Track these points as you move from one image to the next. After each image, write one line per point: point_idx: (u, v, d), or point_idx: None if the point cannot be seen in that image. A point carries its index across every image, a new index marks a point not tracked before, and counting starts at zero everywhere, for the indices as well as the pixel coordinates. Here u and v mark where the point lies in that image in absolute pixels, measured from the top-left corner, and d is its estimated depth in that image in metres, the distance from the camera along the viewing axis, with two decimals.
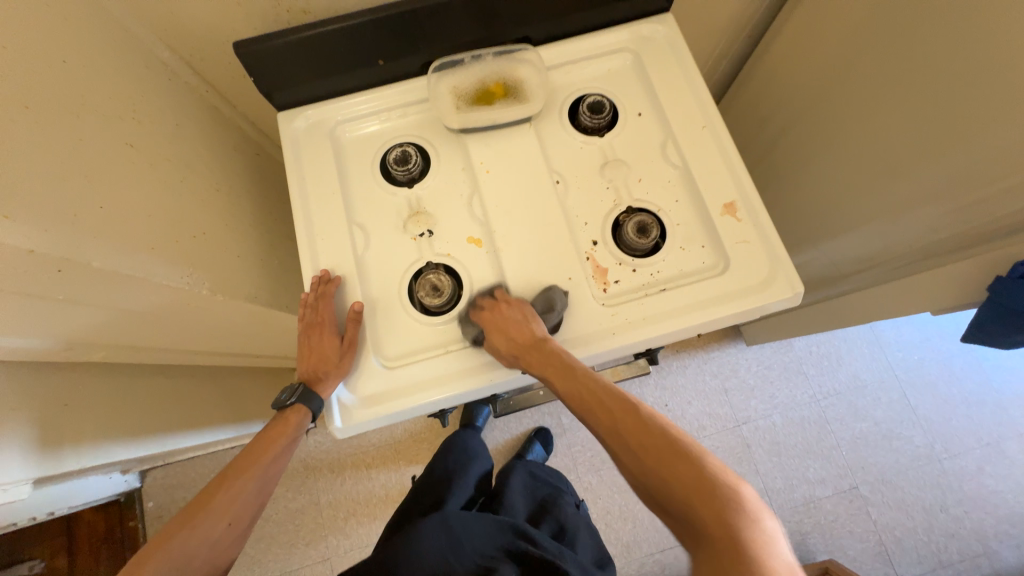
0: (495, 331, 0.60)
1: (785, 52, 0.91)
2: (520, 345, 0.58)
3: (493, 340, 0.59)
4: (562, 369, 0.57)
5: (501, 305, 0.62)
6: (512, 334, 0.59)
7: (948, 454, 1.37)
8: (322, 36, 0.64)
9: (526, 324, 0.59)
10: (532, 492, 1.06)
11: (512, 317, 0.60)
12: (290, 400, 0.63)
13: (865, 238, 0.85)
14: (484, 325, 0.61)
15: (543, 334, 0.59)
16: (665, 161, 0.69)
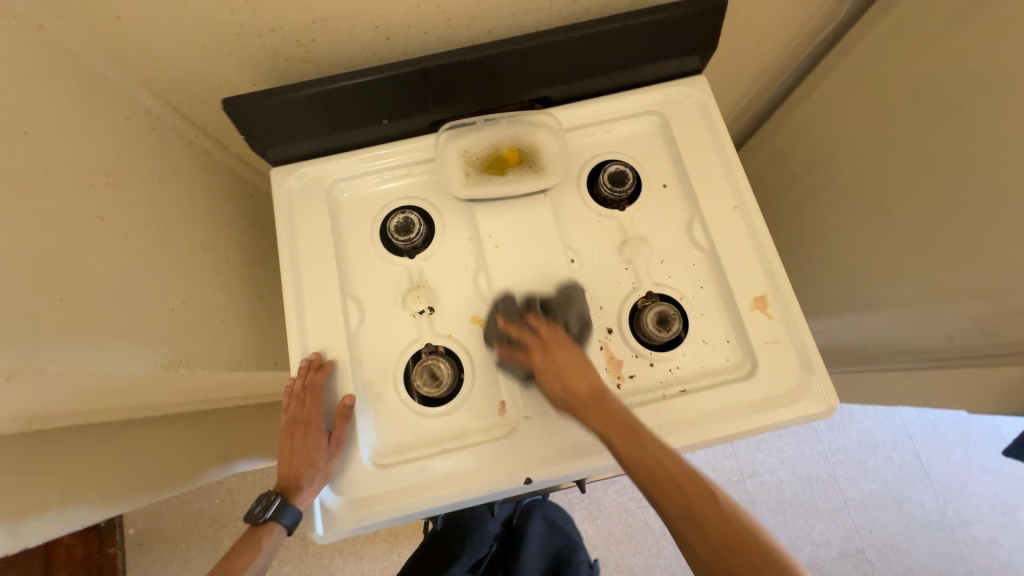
0: (551, 377, 0.55)
1: (821, 110, 0.85)
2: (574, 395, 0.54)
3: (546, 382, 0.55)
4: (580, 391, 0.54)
5: (542, 350, 0.56)
6: (561, 376, 0.55)
7: (960, 521, 1.32)
8: (326, 94, 0.60)
9: (566, 347, 0.56)
10: (547, 545, 0.98)
11: (552, 368, 0.55)
12: (265, 514, 0.56)
13: (897, 319, 0.79)
14: (535, 362, 0.56)
15: (600, 385, 0.54)
16: (690, 242, 0.63)
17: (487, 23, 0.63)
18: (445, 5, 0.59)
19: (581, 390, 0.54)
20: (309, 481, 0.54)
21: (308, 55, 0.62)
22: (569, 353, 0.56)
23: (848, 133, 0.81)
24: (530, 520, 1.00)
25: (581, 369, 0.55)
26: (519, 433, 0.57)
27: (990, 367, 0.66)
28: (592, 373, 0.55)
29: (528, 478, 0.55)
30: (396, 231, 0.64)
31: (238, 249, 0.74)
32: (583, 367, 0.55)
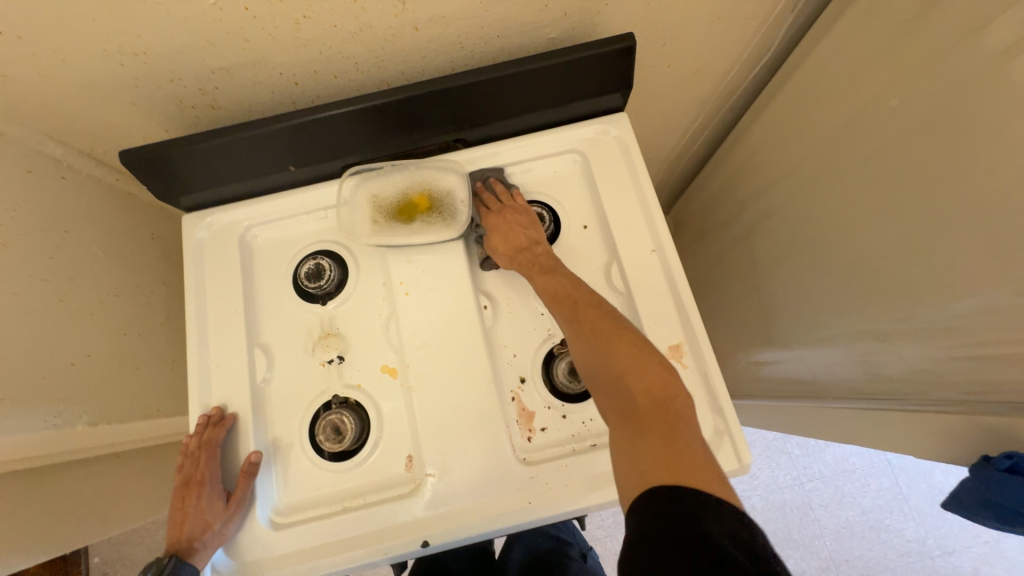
0: (498, 232, 0.60)
1: (765, 138, 0.83)
2: (516, 249, 0.59)
3: (493, 240, 0.60)
4: (547, 266, 0.58)
5: (506, 210, 0.62)
6: (512, 233, 0.60)
7: (941, 550, 1.27)
8: (229, 142, 0.59)
9: (528, 223, 0.61)
10: (534, 554, 0.86)
11: (511, 220, 0.61)
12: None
13: (843, 356, 0.76)
14: (489, 225, 0.61)
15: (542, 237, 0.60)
16: (609, 286, 0.61)
17: (397, 66, 0.62)
18: (348, 51, 0.58)
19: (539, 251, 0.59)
20: (199, 545, 0.53)
21: (215, 102, 0.60)
22: (532, 230, 0.60)
23: (790, 164, 0.78)
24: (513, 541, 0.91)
25: (552, 269, 0.58)
26: (421, 491, 0.55)
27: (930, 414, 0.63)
28: (536, 226, 0.61)
29: (425, 541, 0.53)
30: (308, 277, 0.63)
31: (162, 293, 0.73)
32: (546, 256, 0.59)
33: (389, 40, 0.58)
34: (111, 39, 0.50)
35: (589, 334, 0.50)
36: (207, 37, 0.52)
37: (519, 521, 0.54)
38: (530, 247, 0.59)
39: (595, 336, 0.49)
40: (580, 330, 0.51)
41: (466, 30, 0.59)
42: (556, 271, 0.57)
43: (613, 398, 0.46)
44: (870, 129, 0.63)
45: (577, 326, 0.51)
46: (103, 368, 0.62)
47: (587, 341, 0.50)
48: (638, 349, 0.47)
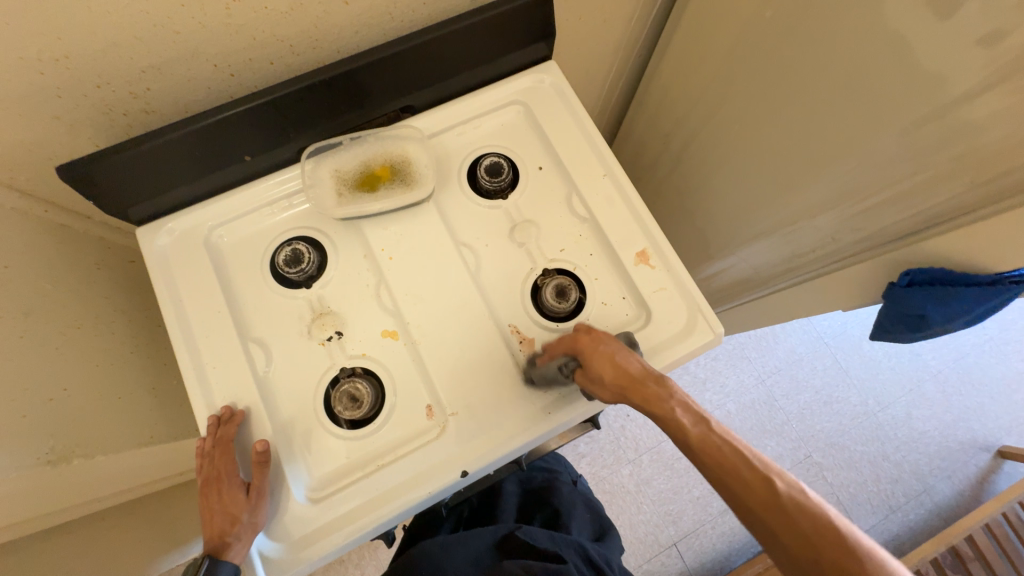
0: (601, 360, 0.54)
1: (673, 71, 0.93)
2: (621, 380, 0.52)
3: (592, 373, 0.54)
4: (691, 417, 0.49)
5: (594, 339, 0.56)
6: (621, 366, 0.53)
7: (881, 406, 1.49)
8: (173, 143, 0.58)
9: (630, 356, 0.54)
10: (528, 487, 0.92)
11: (605, 349, 0.55)
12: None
13: (770, 246, 0.89)
14: (587, 357, 0.55)
15: (650, 369, 0.53)
16: (573, 214, 0.68)
17: (332, 44, 0.63)
18: (281, 33, 0.58)
19: (656, 387, 0.51)
20: (234, 540, 0.53)
21: (148, 105, 0.59)
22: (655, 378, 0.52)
23: (698, 88, 0.88)
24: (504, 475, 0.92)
25: (674, 402, 0.50)
26: (447, 431, 0.58)
27: (847, 268, 0.76)
28: (636, 356, 0.54)
29: (465, 471, 0.57)
30: (286, 264, 0.63)
31: (126, 321, 0.69)
32: (672, 395, 0.51)
33: (321, 17, 0.59)
34: (28, 46, 0.47)
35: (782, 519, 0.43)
36: (134, 32, 0.51)
37: (543, 433, 0.59)
38: (653, 383, 0.51)
39: (772, 513, 0.43)
40: (768, 512, 0.44)
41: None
42: (693, 413, 0.49)
43: None
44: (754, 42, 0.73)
45: (764, 508, 0.44)
46: (82, 402, 0.58)
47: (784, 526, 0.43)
48: (851, 534, 0.41)
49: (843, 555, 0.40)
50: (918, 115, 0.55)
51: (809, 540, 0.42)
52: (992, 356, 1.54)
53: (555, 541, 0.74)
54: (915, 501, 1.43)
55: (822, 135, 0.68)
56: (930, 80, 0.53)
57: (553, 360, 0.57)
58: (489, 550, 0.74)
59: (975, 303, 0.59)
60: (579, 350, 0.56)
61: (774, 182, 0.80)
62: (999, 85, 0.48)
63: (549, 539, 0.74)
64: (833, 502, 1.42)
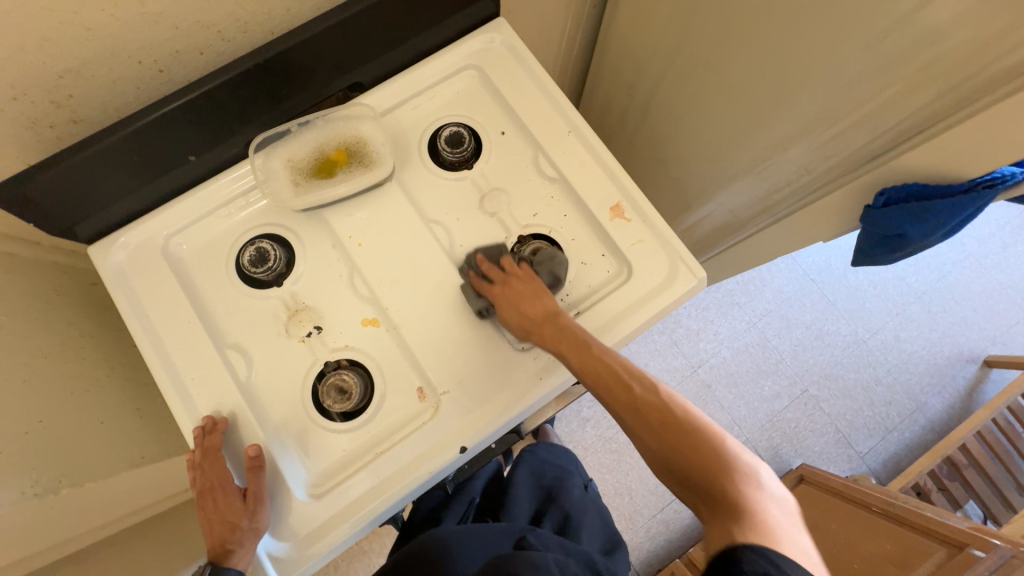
0: (507, 307, 0.57)
1: (631, 16, 0.89)
2: (531, 320, 0.56)
3: (505, 314, 0.57)
4: (596, 367, 0.52)
5: (512, 279, 0.59)
6: (526, 311, 0.57)
7: (870, 333, 1.53)
8: (108, 151, 0.54)
9: (539, 297, 0.58)
10: (540, 481, 0.95)
11: (518, 289, 0.58)
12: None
13: (746, 187, 0.88)
14: (498, 300, 0.58)
15: (555, 308, 0.57)
16: (542, 176, 0.66)
17: (264, 25, 0.59)
18: (205, 18, 0.54)
19: (556, 325, 0.56)
20: (243, 544, 0.53)
21: (75, 113, 0.55)
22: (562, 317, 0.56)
23: (657, 31, 0.85)
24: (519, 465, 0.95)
25: (579, 341, 0.54)
26: (441, 410, 0.58)
27: (823, 198, 0.75)
28: (550, 298, 0.58)
29: (464, 446, 0.56)
30: (252, 264, 0.60)
31: (97, 345, 0.67)
32: (570, 332, 0.55)
33: None
34: None
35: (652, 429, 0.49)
36: (41, 33, 0.47)
37: (537, 399, 0.59)
38: (554, 325, 0.56)
39: (659, 426, 0.49)
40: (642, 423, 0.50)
41: None
42: (585, 344, 0.54)
43: (689, 485, 0.47)
44: None
45: (666, 429, 0.49)
46: (62, 432, 0.56)
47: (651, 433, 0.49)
48: (711, 432, 0.48)
49: (708, 457, 0.47)
50: (881, 26, 0.53)
51: (683, 448, 0.47)
52: (972, 272, 1.57)
53: (567, 551, 0.76)
54: (910, 419, 1.49)
55: (786, 62, 0.65)
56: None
57: (474, 298, 0.60)
58: (502, 545, 0.76)
59: (949, 215, 0.59)
60: (494, 298, 0.58)
61: (743, 119, 0.78)
62: None
63: (559, 548, 0.76)
64: (832, 431, 1.47)
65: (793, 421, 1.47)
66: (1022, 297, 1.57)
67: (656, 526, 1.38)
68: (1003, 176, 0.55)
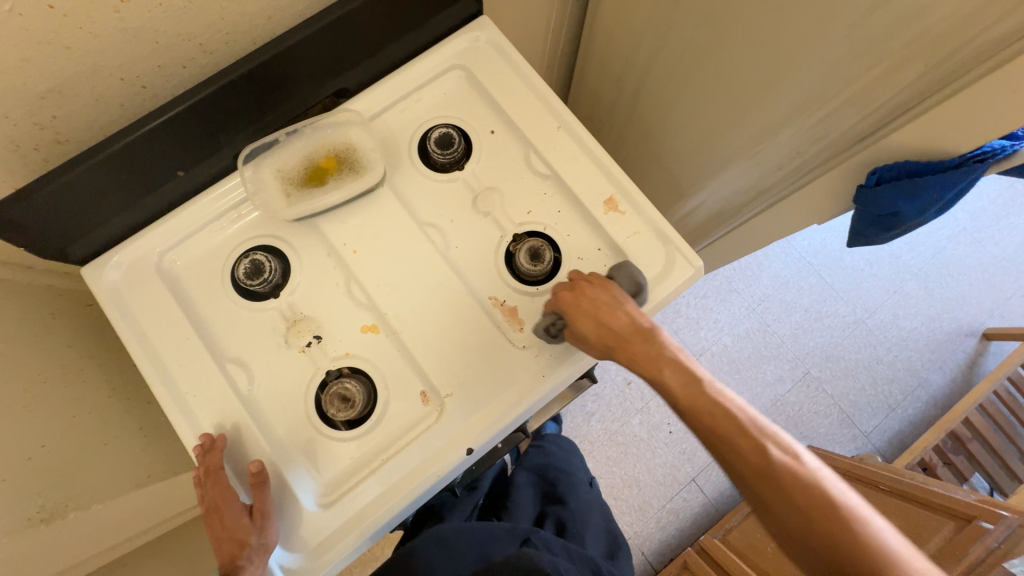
0: (585, 318, 0.55)
1: (615, 7, 0.89)
2: (615, 334, 0.55)
3: (582, 325, 0.55)
4: (685, 380, 0.52)
5: (584, 288, 0.57)
6: (606, 322, 0.55)
7: (869, 312, 1.53)
8: (96, 170, 0.54)
9: (618, 309, 0.56)
10: (544, 479, 0.96)
11: (598, 301, 0.56)
12: None
13: (739, 173, 0.87)
14: (575, 308, 0.56)
15: (646, 324, 0.56)
16: (534, 173, 0.65)
17: (246, 35, 0.59)
18: (186, 30, 0.54)
19: (644, 344, 0.54)
20: (250, 558, 0.53)
21: (60, 133, 0.54)
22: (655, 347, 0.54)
23: (642, 21, 0.85)
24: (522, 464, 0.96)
25: (669, 358, 0.53)
26: (446, 413, 0.58)
27: (815, 180, 0.75)
28: (633, 309, 0.57)
29: (470, 448, 0.56)
30: (247, 277, 0.60)
31: (96, 366, 0.67)
32: (659, 352, 0.54)
33: (225, 6, 0.54)
34: None
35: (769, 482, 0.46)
36: (21, 55, 0.46)
37: (541, 396, 0.59)
38: (640, 340, 0.54)
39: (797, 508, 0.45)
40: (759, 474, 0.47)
41: None
42: (693, 374, 0.52)
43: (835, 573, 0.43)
44: None
45: (794, 515, 0.45)
46: (66, 455, 0.56)
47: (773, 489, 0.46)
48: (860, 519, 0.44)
49: (838, 522, 0.44)
50: (866, 3, 0.53)
51: (805, 507, 0.45)
52: (966, 247, 1.58)
53: (568, 553, 0.76)
54: (913, 395, 1.49)
55: (773, 46, 0.65)
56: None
57: (546, 315, 0.58)
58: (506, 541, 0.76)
59: (941, 191, 0.59)
60: (560, 304, 0.56)
61: (732, 105, 0.78)
62: None
63: (561, 550, 0.76)
64: (836, 412, 1.48)
65: (797, 404, 1.47)
66: (1017, 269, 1.58)
67: (666, 516, 1.39)
68: (993, 150, 0.56)
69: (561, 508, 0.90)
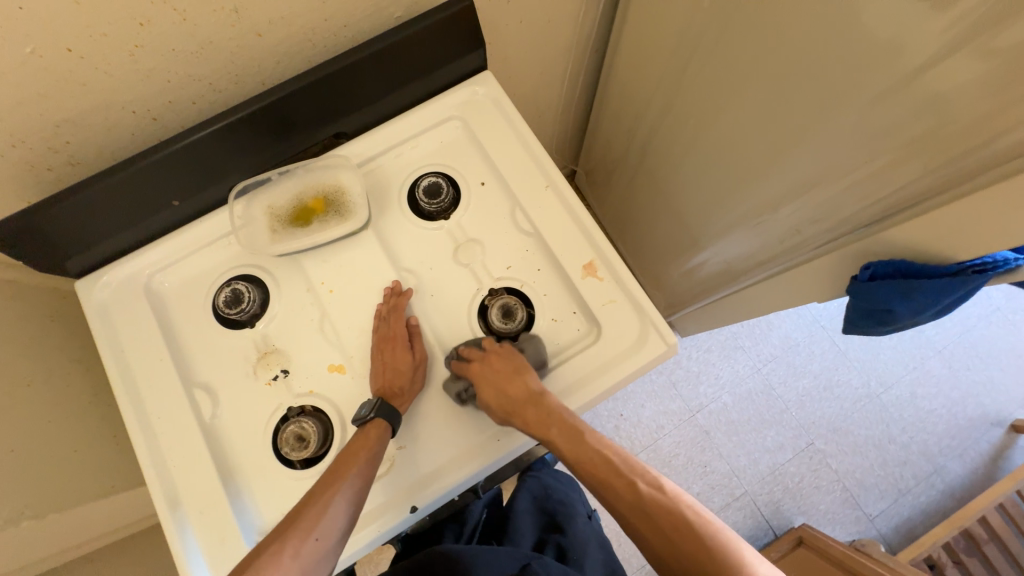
0: (487, 386, 0.55)
1: (630, 63, 0.90)
2: (511, 404, 0.55)
3: (483, 394, 0.55)
4: (573, 437, 0.54)
5: (491, 357, 0.58)
6: (507, 392, 0.55)
7: (884, 387, 1.44)
8: (94, 197, 0.56)
9: (518, 377, 0.57)
10: (541, 509, 0.91)
11: (492, 373, 0.56)
12: (294, 455, 0.58)
13: (741, 239, 0.85)
14: (478, 377, 0.57)
15: (539, 388, 0.56)
16: (517, 229, 0.66)
17: (254, 76, 0.62)
18: (196, 72, 0.57)
19: (535, 410, 0.55)
20: (405, 400, 0.57)
21: (72, 157, 0.58)
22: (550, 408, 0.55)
23: (654, 80, 0.85)
24: (519, 491, 0.93)
25: (561, 422, 0.54)
26: (395, 466, 0.57)
27: (815, 259, 0.72)
28: (532, 378, 0.57)
29: (414, 506, 0.56)
30: (227, 305, 0.62)
31: (84, 370, 0.70)
32: (552, 417, 0.55)
33: (235, 52, 0.57)
34: None
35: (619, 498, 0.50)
36: (38, 89, 0.50)
37: (493, 460, 0.57)
38: (536, 410, 0.55)
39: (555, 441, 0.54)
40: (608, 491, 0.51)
41: (310, 26, 0.59)
42: (581, 434, 0.54)
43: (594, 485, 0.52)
44: (700, 31, 0.69)
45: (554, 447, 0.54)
46: (33, 461, 0.58)
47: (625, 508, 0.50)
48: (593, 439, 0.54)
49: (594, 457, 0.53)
50: (873, 95, 0.51)
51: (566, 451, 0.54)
52: (998, 328, 1.48)
53: None
54: (926, 482, 1.39)
55: (780, 122, 0.64)
56: (886, 52, 0.48)
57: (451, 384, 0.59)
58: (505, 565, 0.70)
59: (937, 296, 0.55)
60: (472, 374, 0.57)
61: (736, 172, 0.76)
62: (955, 59, 0.43)
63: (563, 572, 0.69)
64: (839, 489, 1.39)
65: (796, 475, 1.39)
66: None
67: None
68: (995, 261, 0.51)
69: (562, 537, 0.85)
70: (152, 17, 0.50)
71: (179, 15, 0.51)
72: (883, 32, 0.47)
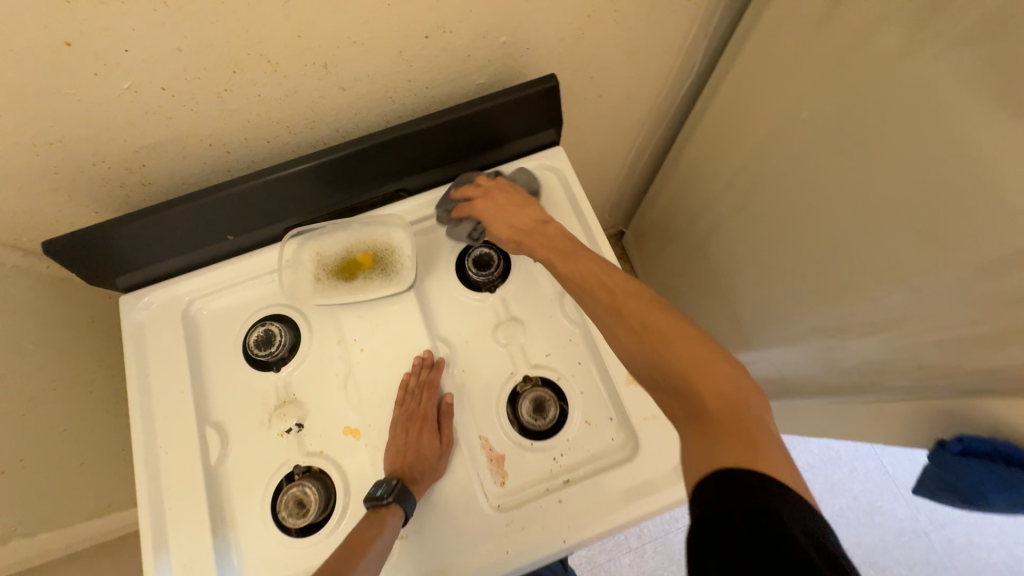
0: (489, 213, 0.60)
1: (704, 150, 0.86)
2: (519, 227, 0.59)
3: (489, 220, 0.60)
4: (605, 282, 0.50)
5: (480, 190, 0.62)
6: (514, 216, 0.60)
7: None
8: (156, 223, 0.57)
9: (525, 208, 0.60)
10: None
11: (496, 205, 0.61)
12: (292, 521, 0.55)
13: (802, 354, 0.78)
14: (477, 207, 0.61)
15: (543, 217, 0.59)
16: (563, 316, 0.62)
17: (330, 124, 0.62)
18: (276, 116, 0.58)
19: (550, 234, 0.57)
20: (421, 487, 0.53)
21: (145, 178, 0.59)
22: (745, 380, 0.40)
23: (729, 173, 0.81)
24: None
25: (591, 259, 0.53)
26: (392, 558, 0.53)
27: (889, 401, 0.64)
28: (540, 211, 0.60)
29: None
30: (258, 345, 0.61)
31: (109, 377, 0.70)
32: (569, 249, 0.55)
33: (317, 102, 0.58)
34: (20, 131, 0.48)
35: (731, 436, 0.36)
36: (126, 118, 0.51)
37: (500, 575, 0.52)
38: (548, 236, 0.57)
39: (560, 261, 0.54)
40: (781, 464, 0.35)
41: (393, 84, 0.59)
42: (591, 258, 0.53)
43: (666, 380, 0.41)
44: (788, 138, 0.66)
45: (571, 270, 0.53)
46: (38, 472, 0.57)
47: (731, 457, 0.35)
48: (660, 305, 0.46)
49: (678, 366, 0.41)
50: (995, 254, 0.45)
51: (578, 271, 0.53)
52: None
53: None
54: None
55: (872, 251, 0.58)
56: (1016, 214, 0.42)
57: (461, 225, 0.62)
58: None
59: None
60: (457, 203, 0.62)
61: (808, 286, 0.70)
62: None
63: None
64: None
65: None
66: None
67: None
68: None
69: None
70: (244, 66, 0.50)
71: (272, 66, 0.51)
72: (1019, 191, 0.42)
